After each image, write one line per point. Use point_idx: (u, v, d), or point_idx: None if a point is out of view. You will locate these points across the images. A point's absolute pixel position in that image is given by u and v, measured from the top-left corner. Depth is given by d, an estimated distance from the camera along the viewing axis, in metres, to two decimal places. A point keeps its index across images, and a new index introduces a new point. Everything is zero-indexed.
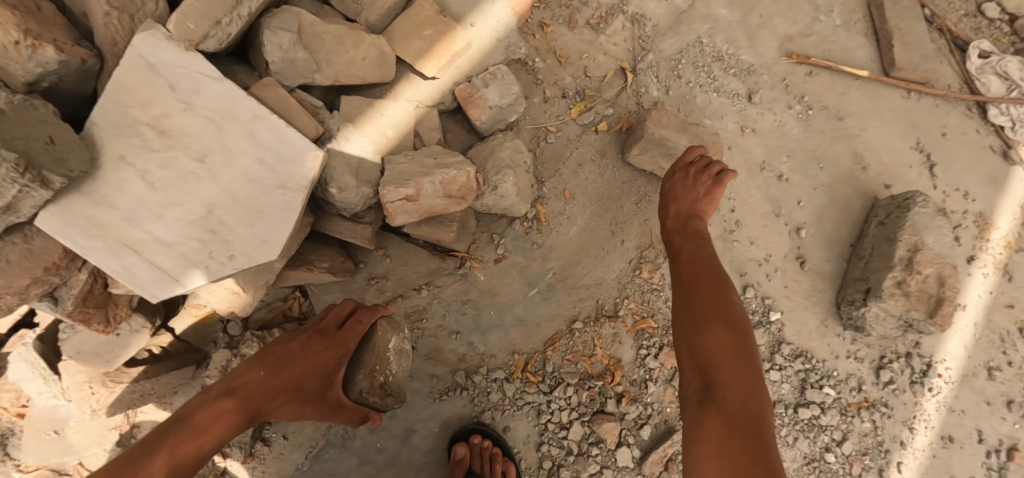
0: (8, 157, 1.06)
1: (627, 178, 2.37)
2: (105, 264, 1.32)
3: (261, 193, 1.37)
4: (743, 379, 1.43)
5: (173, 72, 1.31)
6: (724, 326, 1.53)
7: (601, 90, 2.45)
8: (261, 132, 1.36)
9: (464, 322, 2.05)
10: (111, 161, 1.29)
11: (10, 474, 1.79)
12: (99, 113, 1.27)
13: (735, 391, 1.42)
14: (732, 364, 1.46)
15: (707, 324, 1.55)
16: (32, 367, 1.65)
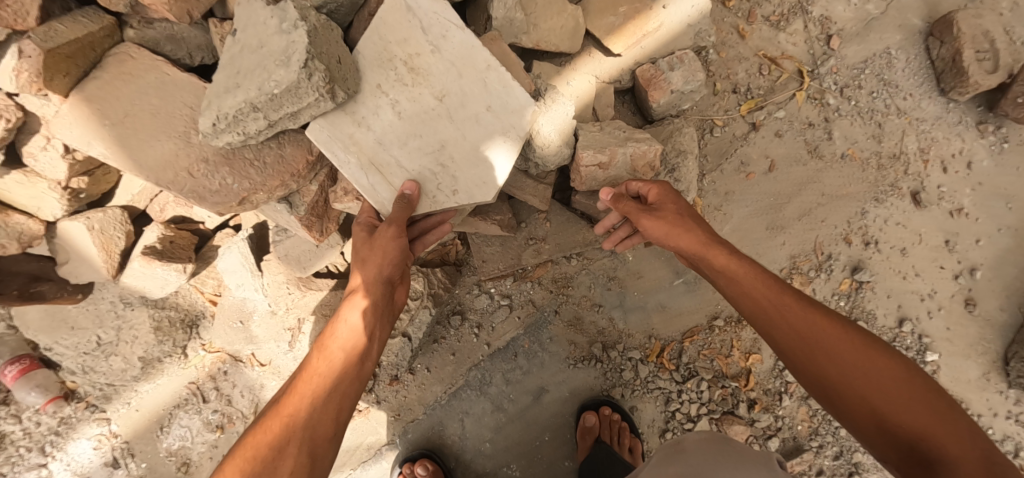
0: (319, 68, 1.25)
1: (790, 184, 2.27)
2: (353, 177, 1.48)
3: (488, 137, 1.48)
4: (885, 378, 1.27)
5: (428, 18, 1.47)
6: (838, 324, 1.35)
7: (773, 90, 2.38)
8: (491, 80, 1.46)
9: (608, 297, 2.09)
10: (370, 89, 1.47)
11: (197, 351, 2.04)
12: (365, 46, 1.46)
13: (890, 402, 1.25)
14: (868, 371, 1.29)
15: (825, 328, 1.35)
16: (243, 260, 1.87)
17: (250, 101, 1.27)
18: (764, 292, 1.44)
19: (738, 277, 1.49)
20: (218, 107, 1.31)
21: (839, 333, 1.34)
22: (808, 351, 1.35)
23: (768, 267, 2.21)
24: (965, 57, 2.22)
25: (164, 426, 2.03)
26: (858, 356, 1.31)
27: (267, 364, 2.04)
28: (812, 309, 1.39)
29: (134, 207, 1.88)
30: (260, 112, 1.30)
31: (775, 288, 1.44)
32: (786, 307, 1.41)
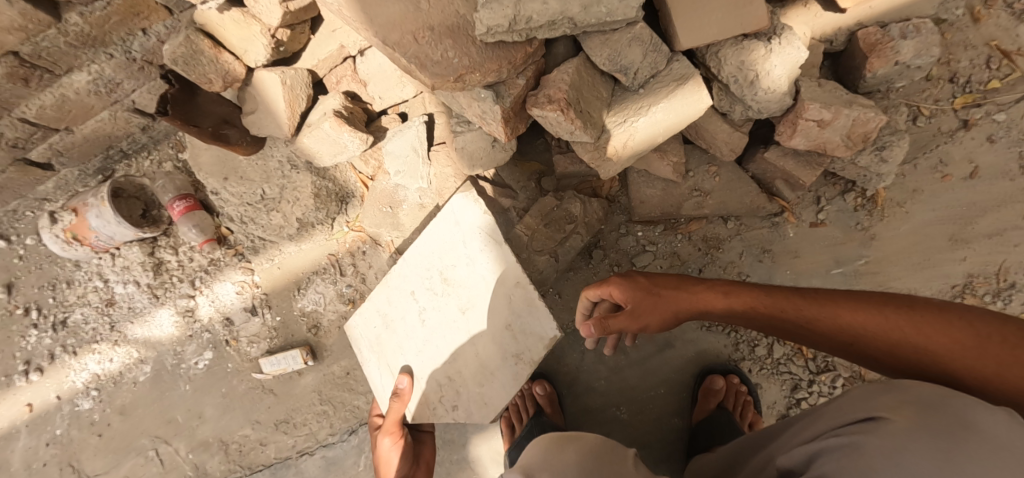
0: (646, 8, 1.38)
1: (988, 196, 2.04)
2: (373, 376, 1.87)
3: (493, 356, 1.66)
4: (930, 330, 1.17)
5: (461, 235, 1.72)
6: (850, 307, 1.27)
7: (998, 89, 2.07)
8: (518, 300, 1.61)
9: (757, 270, 2.01)
10: (401, 295, 1.83)
11: (342, 226, 2.11)
12: (415, 249, 1.80)
13: (951, 359, 1.15)
14: (912, 337, 1.19)
15: (841, 313, 1.27)
16: (416, 145, 1.90)
17: (570, 16, 1.32)
18: (774, 302, 1.36)
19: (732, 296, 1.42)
20: (521, 9, 1.30)
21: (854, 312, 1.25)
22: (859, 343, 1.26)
23: (939, 280, 2.02)
24: None
25: (301, 288, 2.13)
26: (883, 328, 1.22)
27: (404, 254, 2.10)
28: (816, 297, 1.32)
29: (314, 72, 1.91)
30: (564, 26, 1.36)
31: (773, 292, 1.38)
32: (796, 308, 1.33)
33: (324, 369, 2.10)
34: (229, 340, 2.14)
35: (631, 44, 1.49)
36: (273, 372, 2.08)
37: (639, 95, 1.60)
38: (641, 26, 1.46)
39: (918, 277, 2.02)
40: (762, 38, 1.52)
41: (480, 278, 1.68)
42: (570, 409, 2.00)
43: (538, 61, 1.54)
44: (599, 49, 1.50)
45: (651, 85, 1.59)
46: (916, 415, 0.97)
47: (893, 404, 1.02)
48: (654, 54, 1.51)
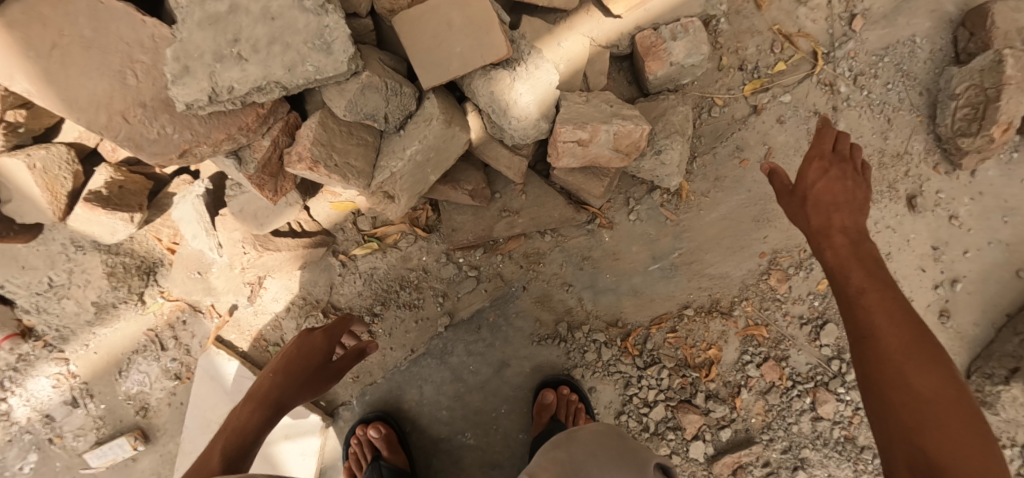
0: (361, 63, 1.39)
1: (786, 175, 2.18)
2: None
3: (299, 439, 2.03)
4: (941, 386, 1.09)
5: (222, 380, 1.99)
6: (943, 366, 1.12)
7: (783, 71, 2.22)
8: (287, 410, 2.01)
9: (580, 277, 2.05)
10: (200, 454, 1.99)
11: (156, 297, 2.00)
12: (189, 409, 2.00)
13: (923, 420, 1.06)
14: (914, 383, 1.11)
15: (941, 364, 1.12)
16: (198, 217, 1.77)
17: (274, 79, 1.28)
18: (852, 270, 1.30)
19: (851, 276, 1.30)
20: (217, 80, 1.27)
21: (948, 366, 1.11)
22: (879, 356, 1.16)
23: (748, 262, 2.12)
24: (992, 54, 2.09)
25: (123, 371, 2.02)
26: (906, 355, 1.13)
27: (227, 317, 2.02)
28: (915, 330, 1.17)
29: (81, 144, 1.79)
30: (278, 90, 1.32)
31: (901, 309, 1.21)
32: (877, 299, 1.22)
33: (160, 449, 2.04)
34: (52, 437, 2.03)
35: (363, 92, 1.44)
36: (103, 464, 2.03)
37: (399, 136, 1.57)
38: (367, 75, 1.42)
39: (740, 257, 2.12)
40: (507, 66, 1.54)
41: (241, 377, 1.99)
42: (417, 445, 2.05)
43: (285, 115, 1.50)
44: (336, 99, 1.45)
45: (409, 125, 1.56)
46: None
47: (541, 465, 1.41)
48: (397, 97, 1.50)
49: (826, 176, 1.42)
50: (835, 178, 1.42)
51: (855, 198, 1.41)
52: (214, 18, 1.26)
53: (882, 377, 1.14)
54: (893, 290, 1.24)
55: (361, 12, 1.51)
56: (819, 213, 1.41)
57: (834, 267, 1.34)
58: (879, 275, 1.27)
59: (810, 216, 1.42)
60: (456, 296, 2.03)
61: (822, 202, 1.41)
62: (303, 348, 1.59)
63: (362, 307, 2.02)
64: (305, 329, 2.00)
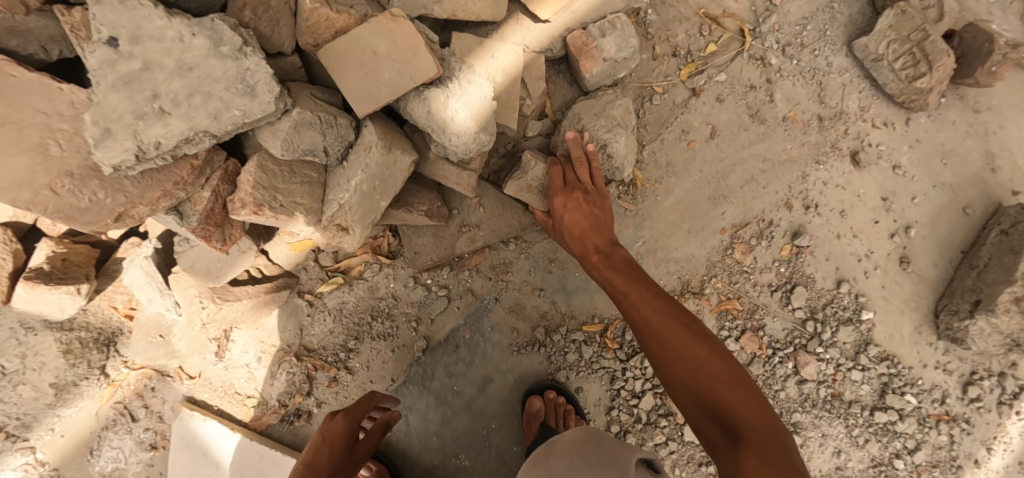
0: (290, 102, 1.41)
1: (732, 150, 2.23)
2: None
3: None
4: (679, 342, 1.39)
5: (199, 441, 1.93)
6: (704, 341, 1.39)
7: (714, 53, 2.29)
8: (268, 464, 1.92)
9: (550, 281, 2.05)
10: None
11: (119, 368, 1.92)
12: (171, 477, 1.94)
13: (716, 384, 1.32)
14: (682, 352, 1.38)
15: (680, 331, 1.41)
16: (149, 278, 1.72)
17: (203, 130, 1.28)
18: (622, 280, 1.58)
19: (623, 284, 1.58)
20: (142, 138, 1.25)
21: (686, 336, 1.40)
22: (647, 320, 1.46)
23: (711, 239, 2.17)
24: (906, 8, 2.21)
25: (94, 449, 1.94)
26: (675, 338, 1.40)
27: (197, 377, 1.96)
28: (660, 305, 1.48)
29: (20, 222, 1.73)
30: (212, 139, 1.32)
31: (658, 308, 1.47)
32: (639, 295, 1.52)
33: None
34: None
35: (298, 130, 1.44)
36: None
37: (342, 168, 1.57)
38: (297, 111, 1.42)
39: (705, 234, 2.17)
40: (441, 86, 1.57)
41: (222, 436, 1.94)
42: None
43: (223, 164, 1.49)
44: (271, 140, 1.45)
45: (350, 155, 1.57)
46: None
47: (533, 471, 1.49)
48: (333, 130, 1.49)
49: (578, 209, 1.76)
50: (579, 207, 1.75)
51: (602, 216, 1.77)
52: (131, 76, 1.23)
53: (664, 349, 1.41)
54: (649, 286, 1.54)
55: (286, 50, 1.52)
56: (623, 278, 1.59)
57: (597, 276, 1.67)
58: (634, 276, 1.57)
59: (618, 281, 1.59)
60: (430, 320, 2.01)
61: (580, 230, 1.74)
62: (330, 436, 1.65)
63: (335, 345, 1.98)
64: (280, 376, 1.95)
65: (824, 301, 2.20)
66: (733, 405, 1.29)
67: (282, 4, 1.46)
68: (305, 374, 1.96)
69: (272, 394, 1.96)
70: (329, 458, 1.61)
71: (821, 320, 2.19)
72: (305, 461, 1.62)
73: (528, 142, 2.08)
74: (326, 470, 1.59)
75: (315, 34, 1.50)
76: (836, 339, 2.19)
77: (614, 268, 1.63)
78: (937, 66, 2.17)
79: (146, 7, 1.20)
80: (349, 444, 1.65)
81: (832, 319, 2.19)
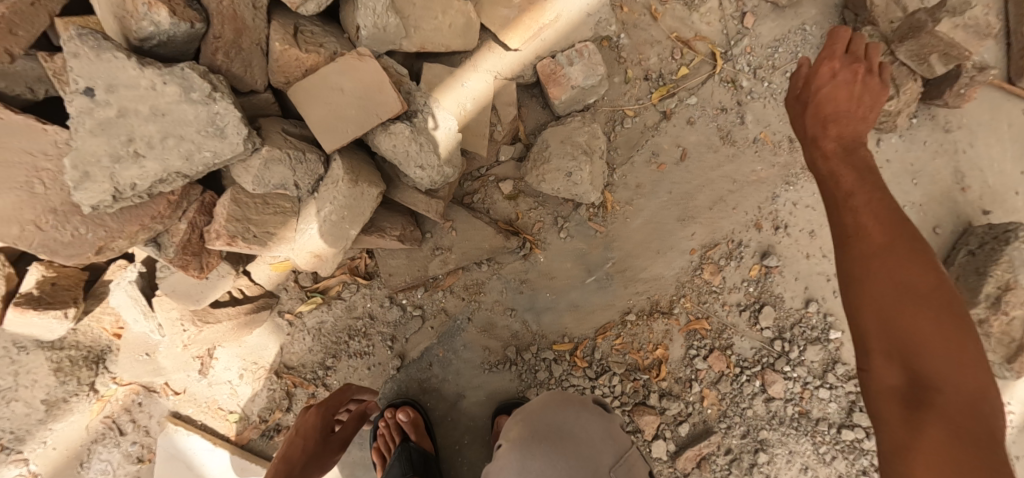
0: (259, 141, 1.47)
1: (702, 172, 2.29)
2: None
3: None
4: (930, 330, 1.18)
5: (183, 454, 2.03)
6: (944, 308, 1.20)
7: (686, 76, 2.34)
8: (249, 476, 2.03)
9: (520, 301, 2.12)
10: None
11: (108, 384, 2.02)
12: None
13: (946, 367, 1.16)
14: (930, 327, 1.19)
15: (943, 320, 1.19)
16: (133, 301, 1.81)
17: (176, 170, 1.37)
18: (860, 211, 1.34)
19: (849, 179, 1.41)
20: (118, 180, 1.34)
21: (913, 284, 1.22)
22: (872, 227, 1.30)
23: (679, 260, 2.21)
24: (873, 31, 2.25)
25: (84, 462, 2.04)
26: (922, 306, 1.20)
27: (182, 392, 2.05)
28: (918, 275, 1.23)
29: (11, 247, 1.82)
30: (184, 178, 1.40)
31: (894, 261, 1.25)
32: (867, 206, 1.33)
33: None
34: None
35: (268, 166, 1.52)
36: None
37: (313, 199, 1.64)
38: (267, 149, 1.50)
39: (676, 255, 2.21)
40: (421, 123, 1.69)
41: (204, 450, 2.03)
42: None
43: (200, 196, 1.58)
44: (244, 176, 1.53)
45: (320, 187, 1.64)
46: (524, 437, 1.55)
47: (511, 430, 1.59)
48: (303, 165, 1.57)
49: (837, 86, 1.53)
50: (842, 83, 1.52)
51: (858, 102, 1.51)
52: (107, 122, 1.31)
53: (890, 320, 1.22)
54: (870, 203, 1.33)
55: (258, 88, 1.59)
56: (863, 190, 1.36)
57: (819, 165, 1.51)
58: (882, 214, 1.31)
59: (855, 193, 1.37)
60: (404, 338, 2.08)
61: (832, 119, 1.50)
62: (309, 429, 1.81)
63: (314, 363, 2.06)
64: (261, 392, 2.04)
65: (794, 321, 2.22)
66: (958, 386, 1.14)
67: (253, 45, 1.54)
68: (285, 390, 2.05)
69: (253, 410, 2.05)
70: (304, 451, 1.78)
71: (789, 340, 2.21)
72: (282, 454, 1.77)
73: (500, 165, 2.16)
74: (301, 462, 1.77)
75: (286, 72, 1.58)
76: (804, 358, 2.20)
77: (845, 183, 1.41)
78: (904, 89, 2.21)
79: (120, 58, 1.28)
80: (325, 436, 1.84)
81: (800, 339, 2.21)
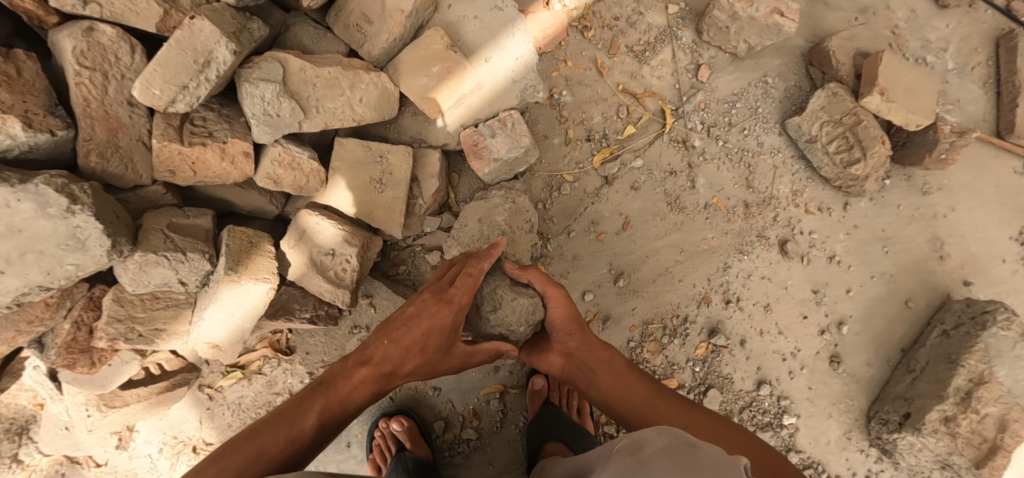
0: (125, 243, 1.42)
1: (645, 242, 2.14)
2: None
3: None
4: (689, 424, 1.55)
5: None
6: (709, 424, 1.55)
7: (632, 135, 2.20)
8: None
9: (445, 379, 2.03)
10: None
11: (32, 454, 2.01)
12: None
13: (715, 441, 1.51)
14: (704, 437, 1.52)
15: (750, 454, 1.45)
16: (43, 383, 1.79)
17: (39, 284, 1.36)
18: (641, 388, 1.64)
19: (612, 385, 1.65)
20: None
21: (681, 406, 1.59)
22: (629, 408, 1.62)
23: (618, 338, 2.08)
24: (836, 86, 2.06)
25: None
26: (692, 424, 1.55)
27: (104, 465, 2.04)
28: (671, 405, 1.60)
29: None
30: (50, 289, 1.39)
31: (673, 402, 1.61)
32: (645, 392, 1.63)
33: None
34: None
35: (144, 269, 1.48)
36: None
37: (204, 293, 1.60)
38: (139, 253, 1.46)
39: (614, 331, 2.09)
40: (318, 221, 1.77)
41: None
42: None
43: (87, 291, 1.56)
44: (120, 276, 1.49)
45: (211, 281, 1.59)
46: None
47: None
48: (186, 264, 1.53)
49: (606, 372, 1.65)
50: (609, 367, 1.66)
51: (634, 388, 1.64)
52: None
53: None
54: (667, 393, 1.63)
55: (144, 181, 1.54)
56: (642, 393, 1.63)
57: (643, 403, 1.61)
58: (649, 382, 1.66)
59: (642, 402, 1.61)
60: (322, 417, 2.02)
61: (625, 388, 1.63)
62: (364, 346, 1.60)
63: None
64: (180, 468, 2.02)
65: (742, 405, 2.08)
66: (736, 451, 1.47)
67: (133, 142, 1.49)
68: None
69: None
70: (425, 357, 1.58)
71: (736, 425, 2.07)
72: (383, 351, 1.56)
73: (428, 235, 2.05)
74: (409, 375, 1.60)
75: (170, 166, 1.53)
76: None
77: (609, 370, 1.66)
78: (871, 152, 2.02)
79: None
80: (451, 338, 1.59)
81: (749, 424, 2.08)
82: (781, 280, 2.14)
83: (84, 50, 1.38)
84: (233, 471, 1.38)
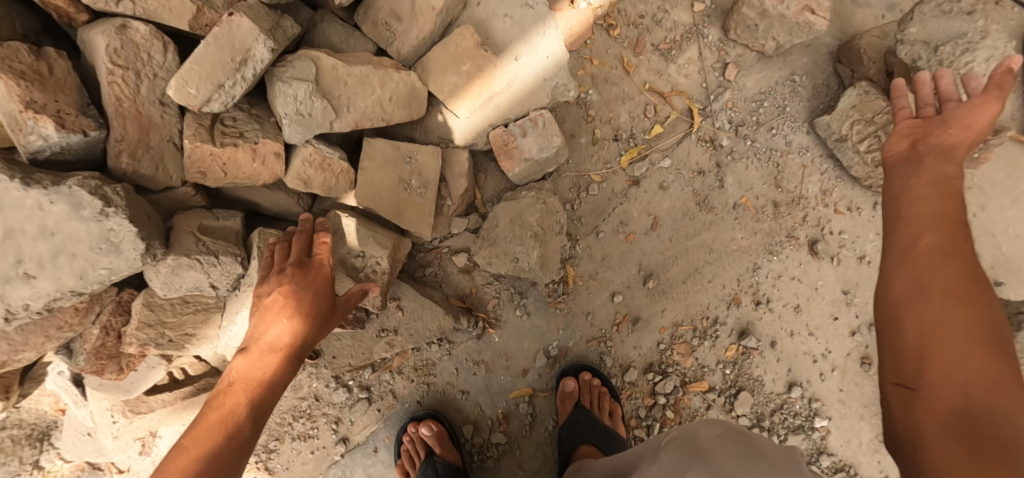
0: (158, 246, 1.38)
1: (675, 242, 2.11)
2: None
3: None
4: (952, 327, 0.96)
5: None
6: (976, 298, 0.99)
7: (660, 135, 2.18)
8: None
9: (473, 383, 2.01)
10: None
11: (54, 460, 1.97)
12: None
13: (956, 327, 0.96)
14: (941, 338, 0.96)
15: (977, 333, 0.95)
16: (67, 388, 1.75)
17: (70, 288, 1.32)
18: (924, 229, 1.10)
19: (920, 211, 1.14)
20: (9, 302, 1.28)
21: (950, 281, 1.00)
22: (905, 242, 1.11)
23: (648, 340, 2.05)
24: (868, 84, 2.04)
25: None
26: (940, 289, 1.01)
27: (126, 471, 2.00)
28: (959, 271, 1.02)
29: None
30: (82, 294, 1.35)
31: (965, 271, 1.02)
32: (927, 237, 1.09)
33: None
34: None
35: (176, 272, 1.44)
36: None
37: (235, 297, 1.57)
38: (173, 256, 1.42)
39: (643, 332, 2.06)
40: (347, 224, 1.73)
41: None
42: None
43: (116, 295, 1.52)
44: (151, 280, 1.45)
45: (241, 285, 1.56)
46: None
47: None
48: (218, 267, 1.49)
49: (912, 181, 1.22)
50: (922, 183, 1.20)
51: (941, 203, 1.14)
52: None
53: (900, 308, 1.04)
54: (961, 256, 1.03)
55: (175, 183, 1.51)
56: (922, 222, 1.12)
57: (897, 224, 1.16)
58: (954, 225, 1.08)
59: (914, 226, 1.12)
60: (349, 421, 1.98)
61: (935, 191, 1.16)
62: (291, 307, 1.38)
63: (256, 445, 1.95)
64: None
65: (773, 407, 2.06)
66: (974, 371, 0.91)
67: (164, 142, 1.45)
68: None
69: None
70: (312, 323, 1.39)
71: (767, 428, 2.05)
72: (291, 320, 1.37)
73: (455, 237, 2.01)
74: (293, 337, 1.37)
75: (201, 167, 1.49)
76: None
77: (944, 200, 1.14)
78: None
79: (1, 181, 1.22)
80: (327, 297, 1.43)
81: (781, 427, 2.05)
82: (812, 280, 2.11)
83: (117, 48, 1.34)
84: (210, 459, 1.14)
